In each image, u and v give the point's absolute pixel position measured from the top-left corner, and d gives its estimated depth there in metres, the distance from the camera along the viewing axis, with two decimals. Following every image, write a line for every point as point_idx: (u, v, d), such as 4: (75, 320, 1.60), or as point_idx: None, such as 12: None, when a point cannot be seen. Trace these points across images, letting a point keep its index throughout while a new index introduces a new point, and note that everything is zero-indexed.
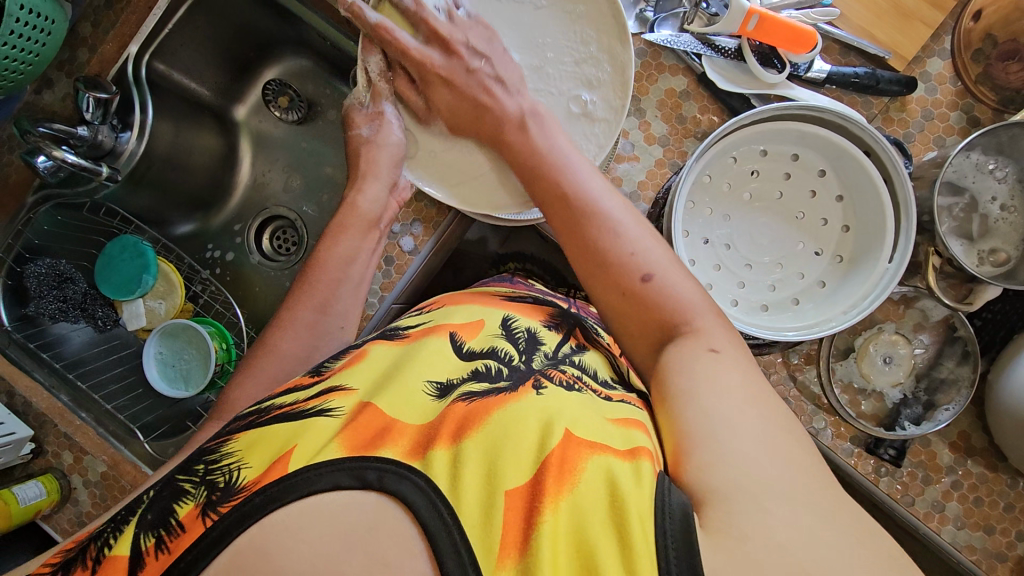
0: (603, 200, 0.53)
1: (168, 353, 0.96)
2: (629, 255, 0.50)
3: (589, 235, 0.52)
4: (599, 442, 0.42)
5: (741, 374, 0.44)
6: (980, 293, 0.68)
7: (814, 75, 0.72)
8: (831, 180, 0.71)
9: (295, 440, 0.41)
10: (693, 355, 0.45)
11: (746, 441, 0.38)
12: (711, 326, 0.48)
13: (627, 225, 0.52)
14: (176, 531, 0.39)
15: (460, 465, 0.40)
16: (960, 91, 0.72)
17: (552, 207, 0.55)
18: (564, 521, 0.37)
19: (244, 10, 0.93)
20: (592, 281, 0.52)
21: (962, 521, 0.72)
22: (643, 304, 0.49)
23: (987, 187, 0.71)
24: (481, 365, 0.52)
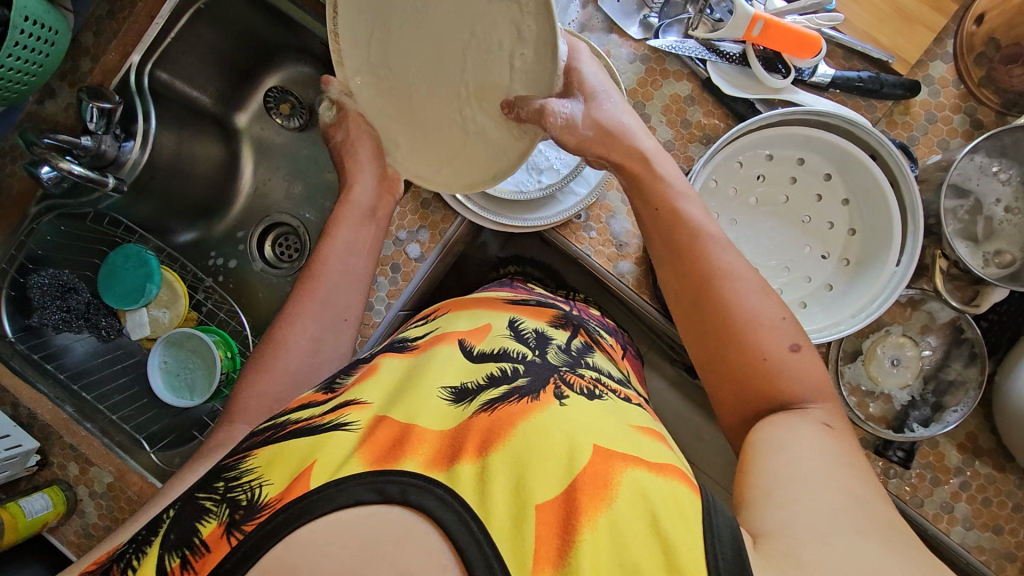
0: (737, 259, 0.54)
1: (174, 362, 0.95)
2: (778, 318, 0.51)
3: (729, 292, 0.52)
4: (630, 455, 0.42)
5: (845, 448, 0.44)
6: (987, 295, 0.68)
7: (819, 79, 0.72)
8: (837, 184, 0.71)
9: (313, 455, 0.41)
10: (796, 421, 0.46)
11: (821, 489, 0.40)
12: (822, 408, 0.49)
13: (759, 293, 0.52)
14: (200, 550, 0.38)
15: (487, 479, 0.40)
16: (962, 94, 0.73)
17: (676, 256, 0.56)
18: (606, 540, 0.37)
19: (246, 18, 0.93)
20: (724, 339, 0.51)
21: (971, 522, 0.72)
22: (780, 371, 0.49)
23: (991, 190, 0.72)
24: (495, 366, 0.52)
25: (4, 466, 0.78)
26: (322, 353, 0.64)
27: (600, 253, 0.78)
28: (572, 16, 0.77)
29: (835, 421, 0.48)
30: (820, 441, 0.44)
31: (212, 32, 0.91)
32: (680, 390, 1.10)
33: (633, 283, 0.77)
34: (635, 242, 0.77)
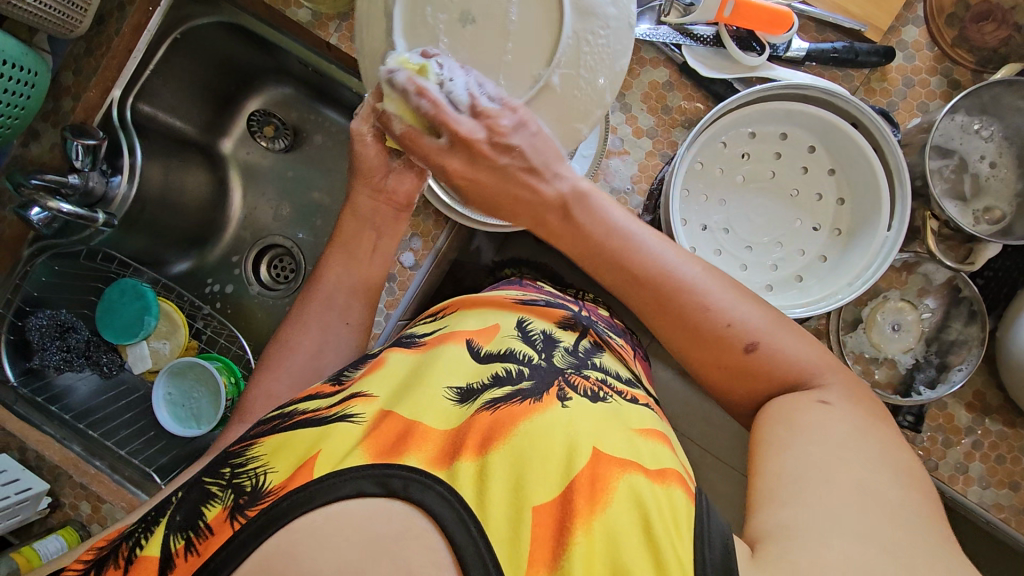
0: (676, 270, 0.51)
1: (178, 393, 0.95)
2: (726, 326, 0.49)
3: (681, 315, 0.51)
4: (628, 460, 0.42)
5: (852, 424, 0.43)
6: (981, 252, 0.68)
7: (794, 54, 0.72)
8: (821, 155, 0.72)
9: (318, 445, 0.41)
10: (797, 407, 0.45)
11: (829, 484, 0.38)
12: (832, 383, 0.48)
13: (714, 294, 0.50)
14: (205, 533, 0.39)
15: (486, 477, 0.40)
16: (936, 56, 0.73)
17: (626, 286, 0.53)
18: (598, 542, 0.38)
19: (222, 45, 0.93)
20: (692, 355, 0.52)
21: (987, 480, 0.72)
22: (748, 376, 0.50)
23: (975, 147, 0.72)
24: (500, 368, 0.52)
25: (17, 510, 0.78)
26: (321, 366, 0.64)
27: None
28: None
29: (837, 393, 0.47)
30: (819, 426, 0.43)
31: (192, 62, 0.92)
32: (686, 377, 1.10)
33: None
34: None
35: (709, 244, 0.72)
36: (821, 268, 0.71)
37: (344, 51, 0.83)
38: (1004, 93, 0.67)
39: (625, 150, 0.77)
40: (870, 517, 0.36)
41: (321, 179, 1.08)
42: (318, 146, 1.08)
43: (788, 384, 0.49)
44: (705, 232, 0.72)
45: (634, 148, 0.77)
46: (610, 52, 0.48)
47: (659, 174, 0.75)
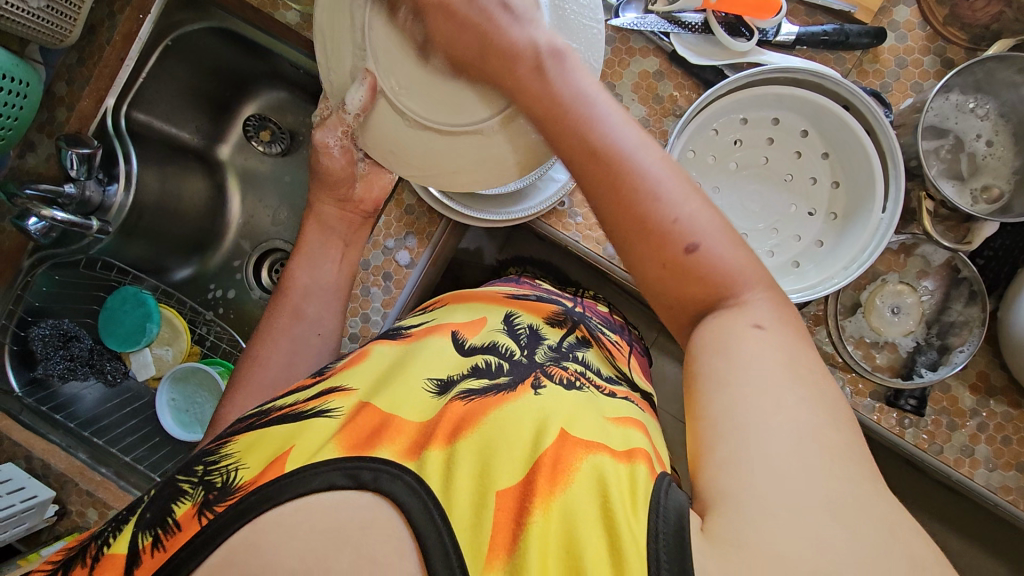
0: (637, 153, 0.44)
1: (181, 399, 0.96)
2: (674, 220, 0.43)
3: (628, 199, 0.44)
4: (594, 443, 0.42)
5: (787, 355, 0.40)
6: (978, 231, 0.67)
7: (784, 38, 0.72)
8: (814, 139, 0.71)
9: (292, 440, 0.42)
10: (730, 334, 0.42)
11: (767, 438, 0.36)
12: (762, 302, 0.44)
13: (668, 186, 0.44)
14: (172, 530, 0.39)
15: (452, 465, 0.40)
16: (929, 35, 0.73)
17: (573, 156, 0.45)
18: (556, 521, 0.37)
19: (216, 51, 0.93)
20: (629, 248, 0.45)
21: (994, 462, 0.71)
22: (685, 278, 0.44)
23: (971, 126, 0.71)
24: (481, 360, 0.52)
25: (22, 518, 0.78)
26: None
27: (589, 237, 0.78)
28: None
29: (770, 314, 0.43)
30: (762, 366, 0.39)
31: (185, 69, 0.92)
32: None
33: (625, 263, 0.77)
34: None
35: None
36: (817, 253, 0.71)
37: None
38: (997, 69, 0.67)
39: None
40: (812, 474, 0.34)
41: None
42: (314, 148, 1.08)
43: (718, 295, 0.44)
44: None
45: None
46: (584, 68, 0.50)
47: None
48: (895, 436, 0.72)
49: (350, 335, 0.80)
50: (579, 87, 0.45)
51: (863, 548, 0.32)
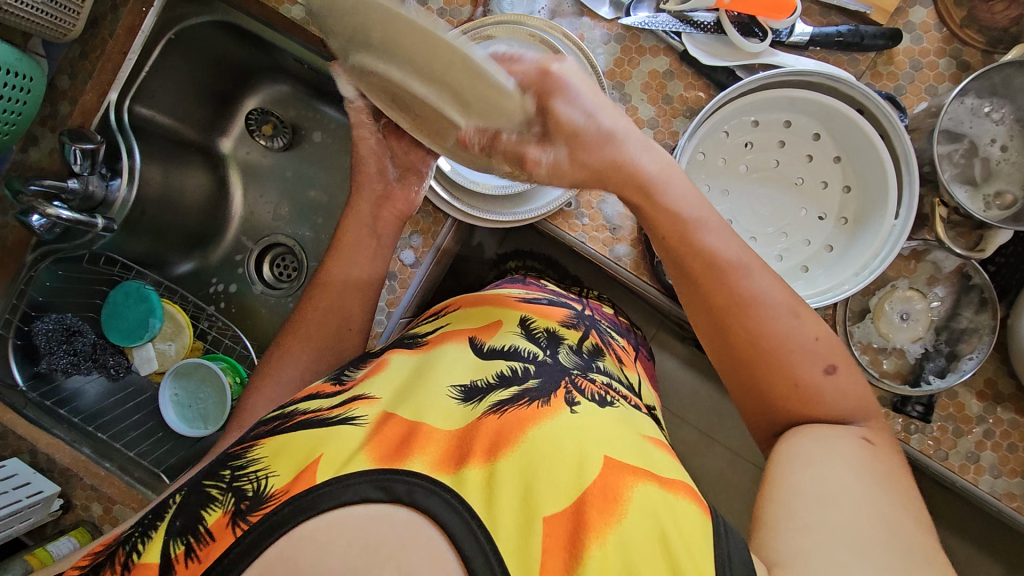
0: (760, 283, 0.50)
1: (184, 394, 0.96)
2: (812, 341, 0.48)
3: (758, 321, 0.48)
4: (641, 469, 0.44)
5: (883, 466, 0.43)
6: (991, 239, 0.66)
7: (797, 38, 0.70)
8: (827, 142, 0.70)
9: (320, 448, 0.43)
10: (834, 436, 0.45)
11: (851, 508, 0.39)
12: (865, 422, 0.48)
13: (796, 318, 0.49)
14: (205, 538, 0.40)
15: (495, 486, 0.42)
16: (945, 37, 0.71)
17: (701, 285, 0.51)
18: (612, 553, 0.39)
19: (220, 44, 0.92)
20: (760, 369, 0.48)
21: (999, 469, 0.71)
22: (812, 397, 0.47)
23: (985, 130, 0.70)
24: (504, 365, 0.53)
25: (27, 514, 0.79)
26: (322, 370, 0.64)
27: (595, 238, 0.77)
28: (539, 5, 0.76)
29: (877, 436, 0.47)
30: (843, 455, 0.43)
31: (188, 63, 0.91)
32: (693, 367, 1.09)
33: (631, 265, 0.77)
34: (629, 224, 0.77)
35: None
36: (827, 258, 0.70)
37: None
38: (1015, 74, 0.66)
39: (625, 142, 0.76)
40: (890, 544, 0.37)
41: (320, 177, 1.08)
42: (317, 143, 1.07)
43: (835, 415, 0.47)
44: None
45: None
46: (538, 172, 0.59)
47: None
48: (901, 442, 0.72)
49: None
50: (699, 217, 0.53)
51: None
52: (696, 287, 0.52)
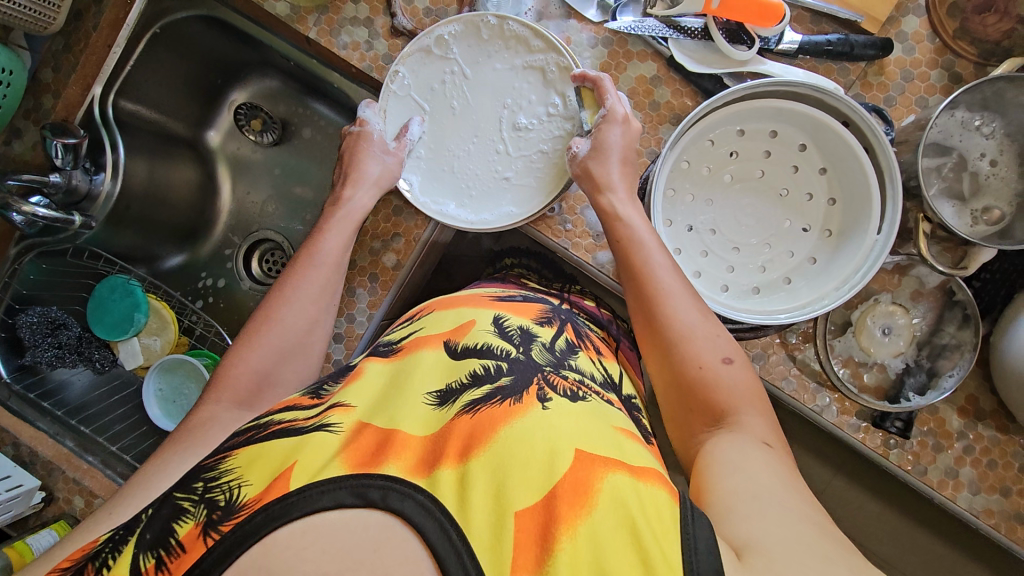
0: (675, 283, 0.58)
1: (168, 389, 0.94)
2: (714, 335, 0.55)
3: (666, 315, 0.56)
4: (610, 459, 0.43)
5: (790, 471, 0.46)
6: (975, 256, 0.65)
7: (786, 46, 0.69)
8: (812, 153, 0.69)
9: (294, 456, 0.43)
10: (742, 441, 0.48)
11: (794, 510, 0.41)
12: (762, 423, 0.51)
13: (697, 320, 0.56)
14: (176, 551, 0.40)
15: (467, 485, 0.42)
16: (938, 48, 0.70)
17: (631, 280, 0.60)
18: (583, 545, 0.38)
19: (204, 40, 0.91)
20: (666, 357, 0.55)
21: (977, 485, 0.71)
22: (711, 384, 0.53)
23: (975, 144, 0.69)
24: (478, 365, 0.53)
25: (9, 506, 0.79)
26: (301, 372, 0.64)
27: (579, 245, 0.77)
28: (526, 6, 0.75)
29: (776, 441, 0.50)
30: (767, 461, 0.46)
31: (174, 59, 0.91)
32: None
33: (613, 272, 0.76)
34: None
35: (695, 245, 0.71)
36: (810, 270, 0.70)
37: (324, 46, 0.80)
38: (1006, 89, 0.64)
39: None
40: (838, 564, 0.36)
41: (311, 175, 1.07)
42: (307, 139, 1.06)
43: (734, 410, 0.51)
44: (690, 233, 0.71)
45: None
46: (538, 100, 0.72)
47: (646, 170, 0.73)
48: (878, 456, 0.72)
49: (335, 335, 0.80)
50: (639, 232, 0.62)
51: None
52: (629, 284, 0.61)
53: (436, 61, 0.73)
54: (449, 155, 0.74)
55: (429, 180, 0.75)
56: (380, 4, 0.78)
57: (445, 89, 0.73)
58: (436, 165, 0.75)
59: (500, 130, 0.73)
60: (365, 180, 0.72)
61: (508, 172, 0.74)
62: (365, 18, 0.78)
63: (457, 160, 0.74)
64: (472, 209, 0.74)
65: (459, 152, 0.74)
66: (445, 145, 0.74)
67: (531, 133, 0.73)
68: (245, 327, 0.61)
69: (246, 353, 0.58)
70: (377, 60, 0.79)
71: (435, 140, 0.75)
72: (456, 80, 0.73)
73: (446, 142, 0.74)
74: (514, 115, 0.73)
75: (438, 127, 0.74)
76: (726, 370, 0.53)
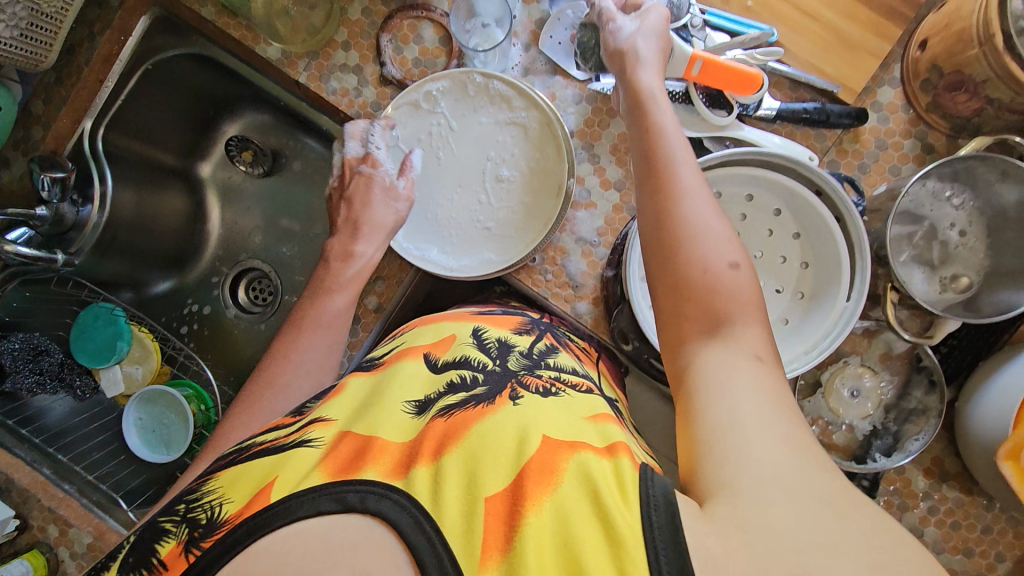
0: (691, 181, 0.52)
1: (148, 418, 0.94)
2: (725, 234, 0.49)
3: (675, 206, 0.50)
4: (577, 443, 0.43)
5: (779, 391, 0.42)
6: (940, 326, 0.67)
7: (764, 113, 0.71)
8: (787, 219, 0.70)
9: (276, 472, 0.43)
10: (735, 355, 0.43)
11: (781, 446, 0.37)
12: (761, 337, 0.45)
13: (712, 224, 0.50)
14: (158, 569, 0.41)
15: (440, 479, 0.41)
16: (912, 119, 0.72)
17: (643, 171, 0.55)
18: (548, 520, 0.38)
19: (193, 76, 0.93)
20: (664, 241, 0.50)
21: (941, 545, 0.72)
22: (717, 285, 0.47)
23: (944, 214, 0.71)
24: (455, 375, 0.55)
25: None
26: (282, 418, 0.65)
27: (557, 295, 0.77)
28: (513, 61, 0.78)
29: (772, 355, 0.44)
30: (763, 383, 0.41)
31: (166, 95, 0.93)
32: None
33: (592, 324, 0.76)
34: (592, 282, 0.76)
35: None
36: (783, 330, 0.70)
37: (314, 91, 0.82)
38: (976, 167, 0.66)
39: (592, 202, 0.77)
40: (814, 513, 0.33)
41: (300, 207, 1.08)
42: (297, 173, 1.07)
43: (732, 307, 0.46)
44: None
45: (601, 200, 0.77)
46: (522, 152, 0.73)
47: (625, 226, 0.74)
48: None
49: None
50: (664, 132, 0.56)
51: (848, 530, 0.33)
52: (644, 191, 0.54)
53: (423, 115, 0.75)
54: (434, 204, 0.75)
55: (413, 226, 0.76)
56: (370, 53, 0.80)
57: (432, 139, 0.75)
58: (421, 212, 0.76)
59: (483, 182, 0.74)
60: (373, 228, 0.72)
61: (489, 222, 0.74)
62: (355, 66, 0.80)
63: (441, 208, 0.75)
64: (454, 255, 0.74)
65: (444, 201, 0.75)
66: (430, 193, 0.75)
67: (513, 185, 0.74)
68: (245, 392, 0.60)
69: (244, 417, 0.57)
70: (366, 106, 0.80)
71: (421, 188, 0.76)
72: (441, 133, 0.75)
73: (431, 190, 0.75)
74: (499, 166, 0.74)
75: (424, 174, 0.75)
76: (735, 276, 0.47)
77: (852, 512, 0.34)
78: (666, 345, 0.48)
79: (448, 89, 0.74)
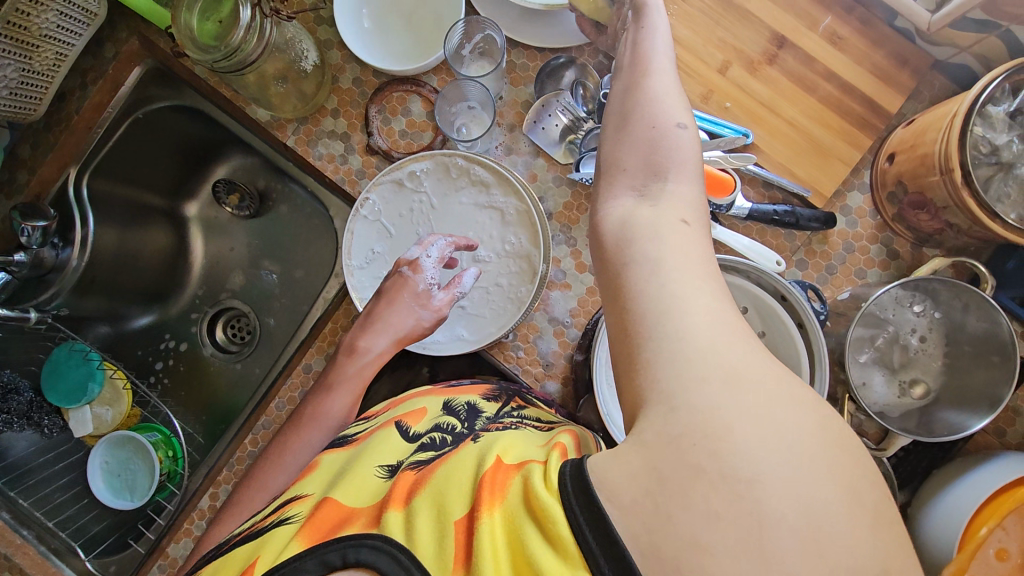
0: (659, 72, 0.48)
1: (114, 463, 0.94)
2: (680, 105, 0.46)
3: (640, 85, 0.47)
4: (526, 461, 0.42)
5: (704, 255, 0.39)
6: (893, 440, 0.69)
7: (736, 212, 0.72)
8: (753, 317, 0.71)
9: (258, 552, 0.45)
10: (667, 222, 0.40)
11: (710, 336, 0.35)
12: (696, 206, 0.43)
13: (668, 98, 0.46)
14: None
15: (413, 515, 0.42)
16: (879, 225, 0.74)
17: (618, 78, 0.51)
18: (500, 526, 0.37)
19: (177, 123, 0.93)
20: (618, 117, 0.47)
21: None
22: (657, 145, 0.44)
23: (907, 320, 0.73)
24: (428, 438, 0.56)
25: None
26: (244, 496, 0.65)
27: (528, 372, 0.78)
28: (497, 140, 0.79)
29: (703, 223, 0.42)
30: (701, 261, 0.38)
31: (154, 143, 0.94)
32: None
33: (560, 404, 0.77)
34: (562, 363, 0.78)
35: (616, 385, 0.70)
36: None
37: (301, 154, 0.82)
38: (944, 290, 0.69)
39: (567, 283, 0.78)
40: (730, 413, 0.32)
41: (282, 250, 1.05)
42: (282, 215, 1.05)
43: (670, 177, 0.43)
44: None
45: (576, 282, 0.78)
46: (498, 230, 0.75)
47: (596, 312, 0.75)
48: None
49: None
50: (652, 42, 0.51)
51: (772, 433, 0.32)
52: (622, 78, 0.50)
53: (406, 193, 0.76)
54: None
55: None
56: (358, 121, 0.81)
57: (411, 217, 0.76)
58: None
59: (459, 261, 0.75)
60: (385, 329, 0.65)
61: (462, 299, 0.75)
62: (343, 133, 0.81)
63: None
64: None
65: None
66: None
67: (489, 266, 0.75)
68: (235, 497, 0.61)
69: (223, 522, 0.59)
70: (350, 174, 0.81)
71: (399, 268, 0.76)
72: (421, 210, 0.76)
73: None
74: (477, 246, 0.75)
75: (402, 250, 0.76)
76: (681, 135, 0.45)
77: (776, 399, 0.33)
78: (601, 199, 0.45)
79: (432, 172, 0.76)
